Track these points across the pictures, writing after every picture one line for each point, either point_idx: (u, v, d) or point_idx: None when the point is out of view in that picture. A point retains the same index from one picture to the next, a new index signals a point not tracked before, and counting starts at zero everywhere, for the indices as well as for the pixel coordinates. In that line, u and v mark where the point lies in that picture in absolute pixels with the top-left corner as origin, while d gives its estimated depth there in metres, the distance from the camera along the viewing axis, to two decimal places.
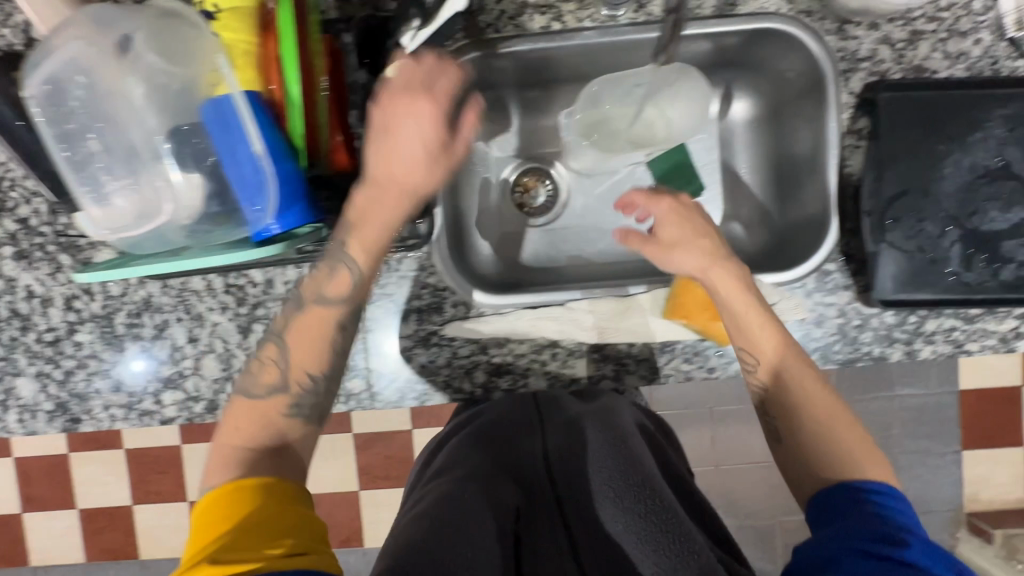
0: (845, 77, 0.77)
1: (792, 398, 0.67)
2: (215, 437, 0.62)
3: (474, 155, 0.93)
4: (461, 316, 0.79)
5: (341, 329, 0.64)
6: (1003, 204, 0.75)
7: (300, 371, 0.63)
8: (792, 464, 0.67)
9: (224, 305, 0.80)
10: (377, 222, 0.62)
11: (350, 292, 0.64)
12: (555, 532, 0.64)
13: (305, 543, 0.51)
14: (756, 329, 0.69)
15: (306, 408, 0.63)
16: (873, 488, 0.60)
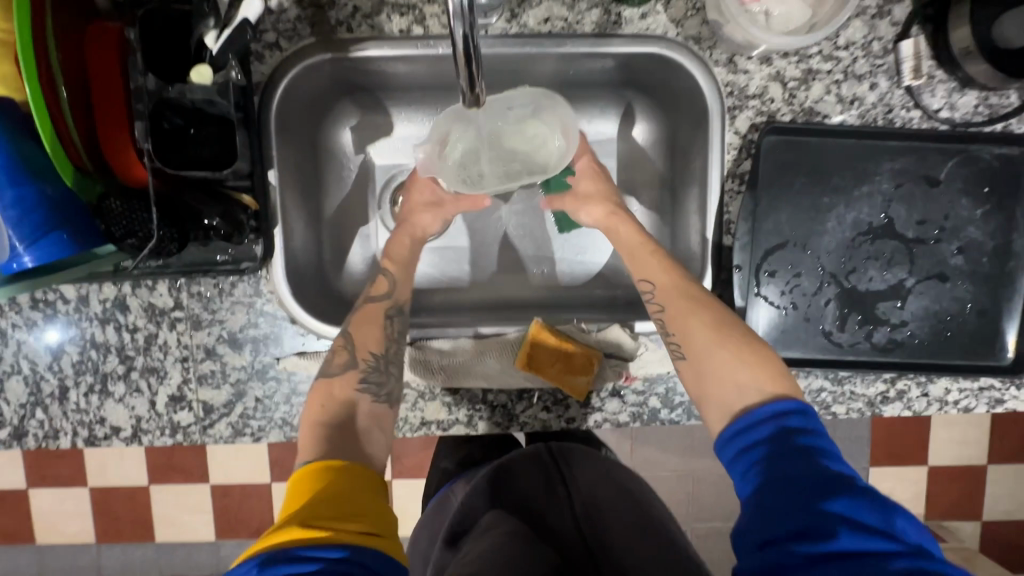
0: (732, 115, 0.70)
1: (705, 338, 0.61)
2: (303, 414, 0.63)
3: (338, 161, 0.84)
4: (300, 350, 0.72)
5: (363, 385, 0.65)
6: (883, 264, 0.72)
7: (348, 385, 0.64)
8: (702, 387, 0.60)
9: (32, 322, 0.71)
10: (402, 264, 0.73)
11: (372, 345, 0.67)
12: None
13: (378, 525, 0.53)
14: (695, 296, 0.63)
15: (375, 386, 0.65)
16: (790, 413, 0.54)
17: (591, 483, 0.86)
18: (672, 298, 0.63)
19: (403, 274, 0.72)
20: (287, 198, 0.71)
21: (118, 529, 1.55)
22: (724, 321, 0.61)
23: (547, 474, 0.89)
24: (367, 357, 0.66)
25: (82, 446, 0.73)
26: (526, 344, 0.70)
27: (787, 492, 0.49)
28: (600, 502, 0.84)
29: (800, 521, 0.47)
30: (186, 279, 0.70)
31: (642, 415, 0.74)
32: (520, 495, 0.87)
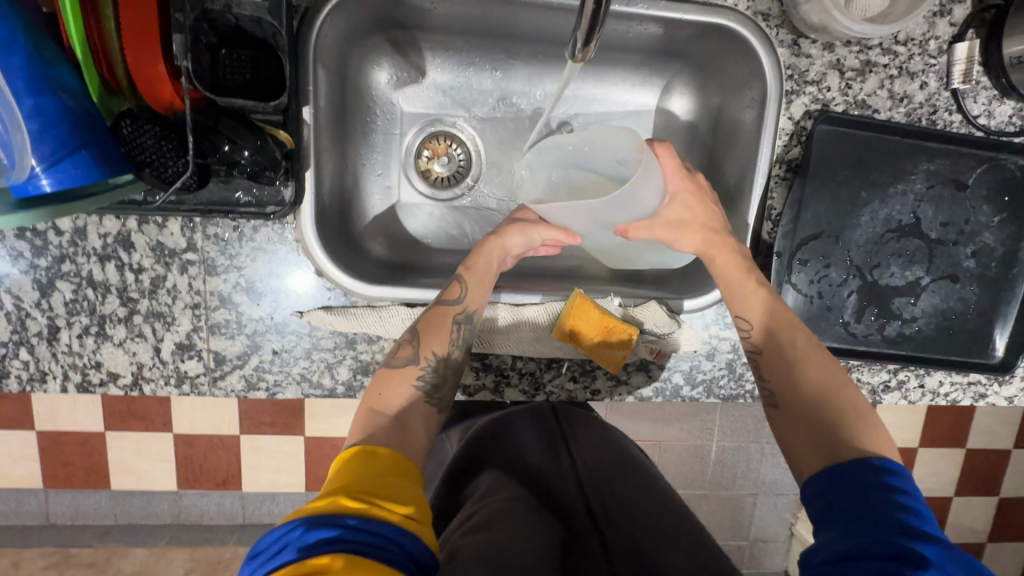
0: (788, 99, 0.70)
1: (800, 377, 0.62)
2: (360, 399, 0.63)
3: (365, 102, 0.78)
4: (325, 303, 0.68)
5: (421, 385, 0.64)
6: (904, 261, 0.75)
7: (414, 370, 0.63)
8: (790, 428, 0.60)
9: (17, 253, 0.63)
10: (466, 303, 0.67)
11: (437, 347, 0.64)
12: (594, 547, 0.70)
13: (417, 509, 0.52)
14: (798, 343, 0.64)
15: (432, 381, 0.64)
16: (890, 468, 0.52)
17: (592, 450, 0.88)
18: (770, 336, 0.65)
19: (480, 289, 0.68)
20: (319, 139, 0.66)
21: (70, 475, 1.47)
22: (834, 370, 0.62)
23: (549, 435, 0.90)
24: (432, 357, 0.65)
25: (73, 392, 0.66)
26: (571, 315, 0.68)
27: (875, 522, 0.48)
28: (601, 465, 0.85)
29: (888, 545, 0.45)
30: (201, 219, 0.64)
31: (665, 391, 0.75)
32: (520, 448, 0.87)
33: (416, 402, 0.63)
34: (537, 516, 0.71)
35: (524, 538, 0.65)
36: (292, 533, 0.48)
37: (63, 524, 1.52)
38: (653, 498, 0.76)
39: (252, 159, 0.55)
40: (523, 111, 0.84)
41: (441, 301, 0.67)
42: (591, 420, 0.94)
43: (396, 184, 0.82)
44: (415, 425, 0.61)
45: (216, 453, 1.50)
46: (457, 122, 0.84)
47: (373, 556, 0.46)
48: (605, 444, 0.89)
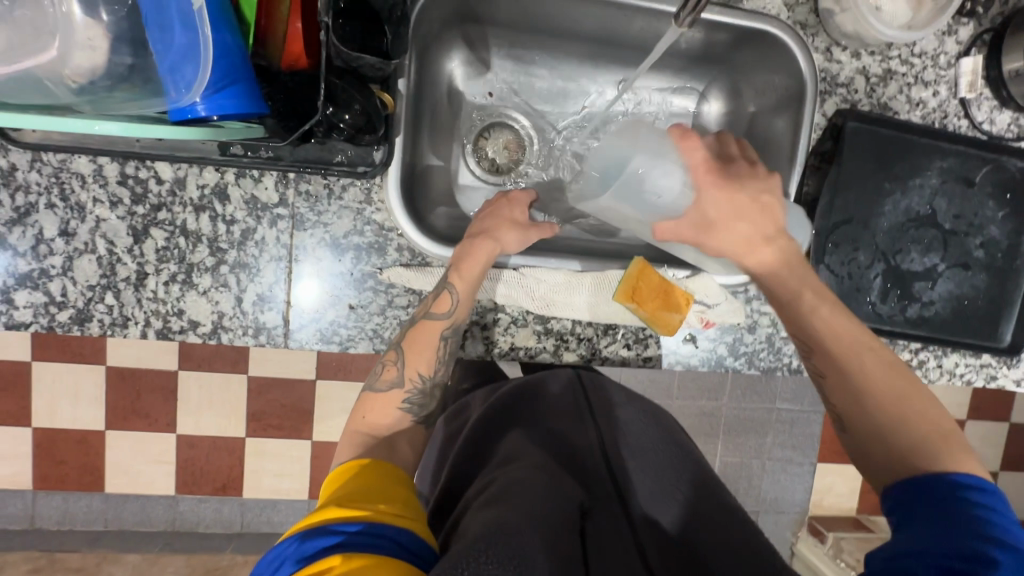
0: (822, 98, 0.79)
1: (873, 404, 0.65)
2: (347, 418, 0.69)
3: (436, 88, 0.85)
4: (403, 262, 0.72)
5: (406, 405, 0.69)
6: (923, 248, 0.83)
7: (411, 370, 0.69)
8: (862, 444, 0.65)
9: (116, 199, 0.66)
10: (436, 323, 0.69)
11: (419, 367, 0.69)
12: (615, 519, 0.65)
13: (414, 510, 0.55)
14: (868, 364, 0.67)
15: (416, 406, 0.69)
16: (968, 484, 0.56)
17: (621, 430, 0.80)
18: (830, 359, 0.68)
19: (468, 293, 0.69)
20: (407, 108, 0.72)
21: (64, 475, 1.51)
22: (907, 393, 0.65)
23: (577, 410, 0.82)
24: (415, 379, 0.69)
25: (153, 338, 0.68)
26: (626, 287, 0.74)
27: (941, 528, 0.52)
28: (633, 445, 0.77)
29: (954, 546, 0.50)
30: (295, 174, 0.68)
31: (710, 360, 0.80)
32: (548, 422, 0.80)
33: (406, 423, 0.69)
34: (557, 480, 0.65)
35: (542, 506, 0.58)
36: (289, 547, 0.51)
37: (50, 528, 1.54)
38: (685, 486, 0.72)
39: (353, 120, 0.63)
40: (574, 107, 0.92)
41: (429, 315, 0.69)
42: (622, 398, 0.87)
43: (457, 166, 0.88)
44: (401, 444, 0.67)
45: (206, 454, 1.55)
46: (514, 114, 0.91)
47: (377, 554, 0.48)
48: (638, 425, 0.82)
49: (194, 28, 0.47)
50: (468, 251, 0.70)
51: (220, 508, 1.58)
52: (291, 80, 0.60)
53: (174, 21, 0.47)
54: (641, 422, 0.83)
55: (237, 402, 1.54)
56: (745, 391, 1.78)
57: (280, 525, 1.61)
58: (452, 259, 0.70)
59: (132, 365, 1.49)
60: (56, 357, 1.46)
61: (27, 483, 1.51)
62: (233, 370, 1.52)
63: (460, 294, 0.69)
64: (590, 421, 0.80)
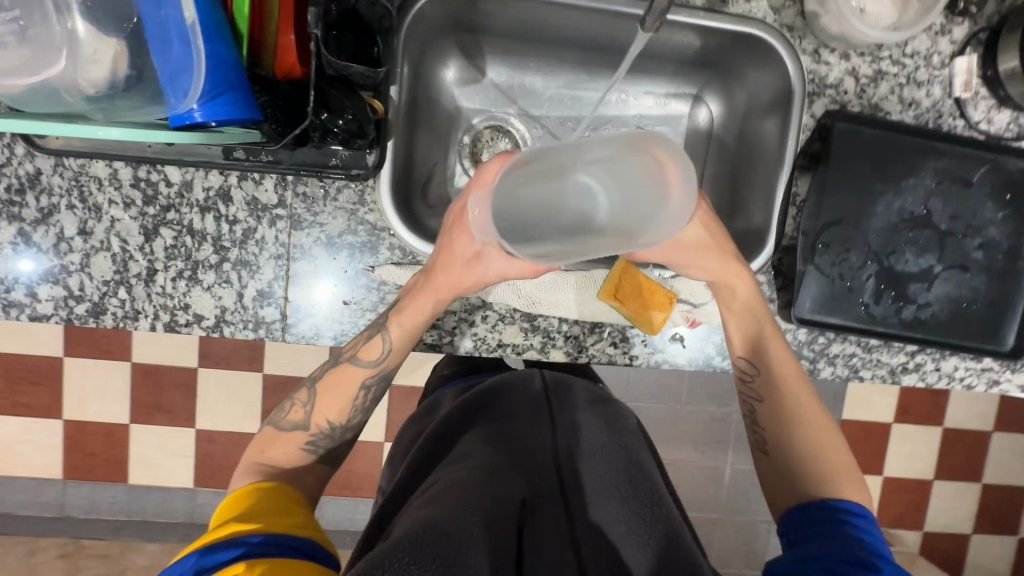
0: (810, 100, 0.80)
1: (798, 444, 0.73)
2: (255, 438, 0.74)
3: (433, 94, 0.89)
4: (395, 260, 0.75)
5: (309, 446, 0.72)
6: (918, 249, 0.82)
7: (320, 416, 0.72)
8: (782, 471, 0.73)
9: (130, 201, 0.71)
10: (349, 376, 0.72)
11: (328, 413, 0.72)
12: (554, 520, 0.69)
13: (308, 521, 0.63)
14: (800, 399, 0.74)
15: (320, 448, 0.73)
16: (851, 510, 0.67)
17: (581, 428, 0.84)
18: (769, 388, 0.75)
19: (399, 343, 0.71)
20: (398, 114, 0.75)
21: (91, 467, 1.59)
22: (829, 433, 0.74)
23: (538, 409, 0.86)
24: (320, 424, 0.72)
25: (161, 330, 0.73)
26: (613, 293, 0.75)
27: (839, 540, 0.63)
28: (587, 445, 0.81)
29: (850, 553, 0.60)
30: (293, 177, 0.72)
31: (698, 360, 0.81)
32: (507, 421, 0.85)
33: (309, 462, 0.73)
34: (497, 482, 0.69)
35: (471, 514, 0.61)
36: (190, 563, 0.56)
37: (77, 517, 1.62)
38: (628, 486, 0.74)
39: (345, 126, 0.67)
40: (569, 112, 0.94)
41: (354, 360, 0.72)
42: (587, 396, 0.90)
43: (452, 169, 0.92)
44: (304, 478, 0.72)
45: (223, 449, 1.61)
46: (509, 118, 0.94)
47: (276, 558, 0.55)
48: (597, 421, 0.85)
49: (189, 43, 0.52)
50: (409, 299, 0.71)
51: None
52: (289, 90, 0.64)
53: (173, 37, 0.51)
54: (600, 415, 0.86)
55: (253, 400, 1.60)
56: None
57: None
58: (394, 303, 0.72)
59: (154, 362, 1.56)
60: (85, 354, 1.54)
61: (57, 473, 1.60)
62: (249, 369, 1.58)
63: (392, 343, 0.71)
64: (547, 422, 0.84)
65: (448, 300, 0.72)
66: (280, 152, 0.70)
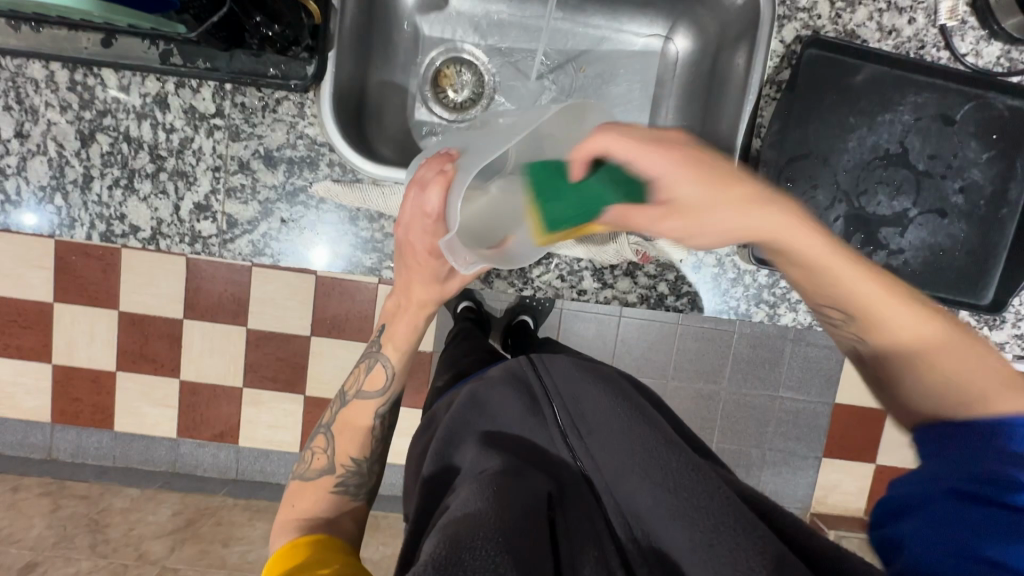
0: (781, 24, 0.75)
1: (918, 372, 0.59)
2: (280, 507, 0.77)
3: (392, 17, 0.86)
4: (335, 177, 0.73)
5: (339, 488, 0.78)
6: (891, 191, 0.77)
7: (344, 456, 0.79)
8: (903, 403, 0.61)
9: (66, 104, 0.70)
10: (359, 411, 0.80)
11: (351, 451, 0.79)
12: (590, 524, 0.57)
13: (354, 564, 0.66)
14: (924, 331, 0.59)
15: (352, 486, 0.78)
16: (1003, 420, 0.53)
17: (577, 393, 0.68)
18: (874, 330, 0.61)
19: (399, 365, 0.81)
20: (345, 26, 0.72)
21: (78, 412, 1.61)
22: (966, 342, 0.58)
23: (524, 387, 0.72)
24: (346, 463, 0.78)
25: (97, 240, 0.72)
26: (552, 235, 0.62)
27: (967, 454, 0.53)
28: (587, 410, 0.66)
29: (981, 469, 0.51)
30: (232, 86, 0.70)
31: (649, 299, 0.78)
32: (500, 414, 0.70)
33: (342, 502, 0.77)
34: (518, 489, 0.56)
35: (496, 533, 0.49)
36: None
37: (65, 460, 1.64)
38: (652, 461, 0.57)
39: (281, 32, 0.66)
40: (534, 44, 0.90)
41: (360, 396, 0.80)
42: (578, 357, 0.75)
43: (410, 98, 0.90)
44: (344, 520, 0.76)
45: (206, 401, 1.62)
46: (471, 49, 0.91)
47: None
48: (587, 377, 0.69)
49: None
50: (393, 323, 0.80)
51: (217, 453, 1.65)
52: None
53: None
54: (598, 373, 0.70)
55: (235, 352, 1.60)
56: (744, 375, 1.69)
57: (272, 474, 1.66)
58: (381, 332, 0.81)
59: (138, 310, 1.57)
60: (73, 299, 1.55)
61: (44, 416, 1.62)
62: (232, 320, 1.58)
63: (392, 366, 0.80)
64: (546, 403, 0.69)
65: (429, 312, 0.77)
66: (217, 57, 0.68)
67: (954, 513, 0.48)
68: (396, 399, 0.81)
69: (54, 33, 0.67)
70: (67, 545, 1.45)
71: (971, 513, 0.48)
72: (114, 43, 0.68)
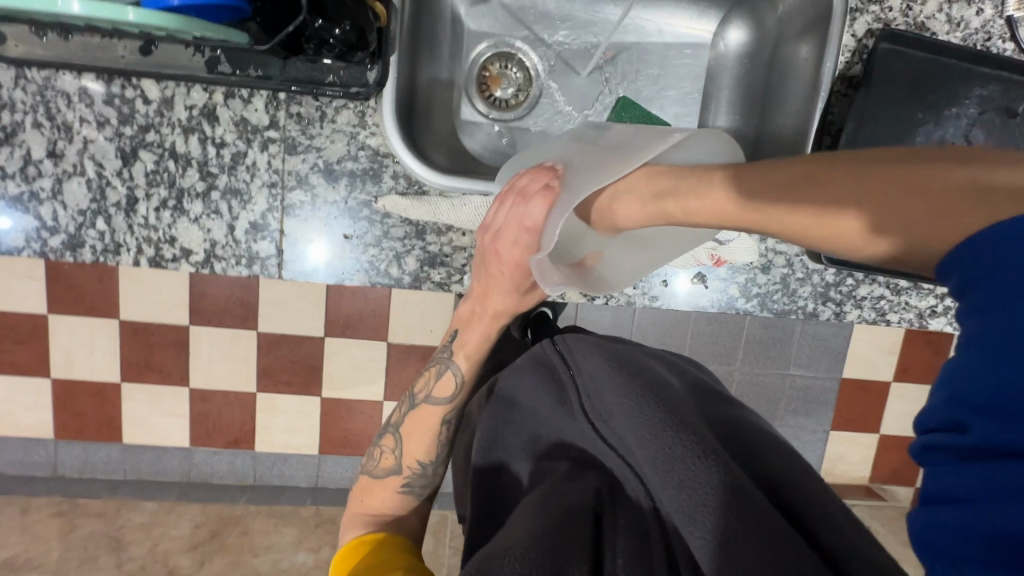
0: (852, 17, 0.74)
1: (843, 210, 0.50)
2: (346, 503, 0.73)
3: (438, 13, 0.81)
4: (399, 191, 0.69)
5: (406, 489, 0.71)
6: None
7: (411, 459, 0.70)
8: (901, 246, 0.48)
9: (104, 119, 0.64)
10: (428, 416, 0.71)
11: (419, 455, 0.70)
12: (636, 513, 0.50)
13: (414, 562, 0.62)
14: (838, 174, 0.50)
15: (418, 487, 0.71)
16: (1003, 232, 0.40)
17: (595, 372, 0.62)
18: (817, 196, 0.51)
19: (471, 373, 0.71)
20: (402, 28, 0.68)
21: (83, 426, 1.49)
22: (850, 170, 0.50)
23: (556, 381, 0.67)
24: (413, 466, 0.70)
25: (145, 266, 0.67)
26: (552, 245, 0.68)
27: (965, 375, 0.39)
28: (604, 390, 0.59)
29: (947, 410, 0.39)
30: (286, 95, 0.65)
31: (721, 301, 0.77)
32: (538, 418, 0.66)
33: (407, 503, 0.71)
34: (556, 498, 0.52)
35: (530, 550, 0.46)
36: None
37: (72, 477, 1.52)
38: (667, 432, 0.49)
39: (343, 37, 0.60)
40: (585, 38, 0.87)
41: (431, 400, 0.71)
42: (598, 335, 0.69)
43: (457, 98, 0.85)
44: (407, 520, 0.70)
45: (215, 409, 1.51)
46: (516, 44, 0.87)
47: None
48: (602, 355, 0.63)
49: None
50: (466, 327, 0.71)
51: (231, 464, 1.55)
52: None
53: None
54: (617, 353, 0.63)
55: (247, 357, 1.48)
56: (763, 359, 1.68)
57: (292, 478, 1.58)
58: (453, 335, 0.72)
59: (137, 318, 1.43)
60: (71, 310, 1.41)
61: (38, 437, 1.49)
62: (241, 326, 1.46)
63: (463, 373, 0.71)
64: (571, 389, 0.63)
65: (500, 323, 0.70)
66: (270, 64, 0.63)
67: (935, 476, 0.39)
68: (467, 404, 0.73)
69: (86, 41, 0.61)
70: (92, 566, 1.40)
71: (943, 473, 0.38)
72: (153, 51, 0.62)
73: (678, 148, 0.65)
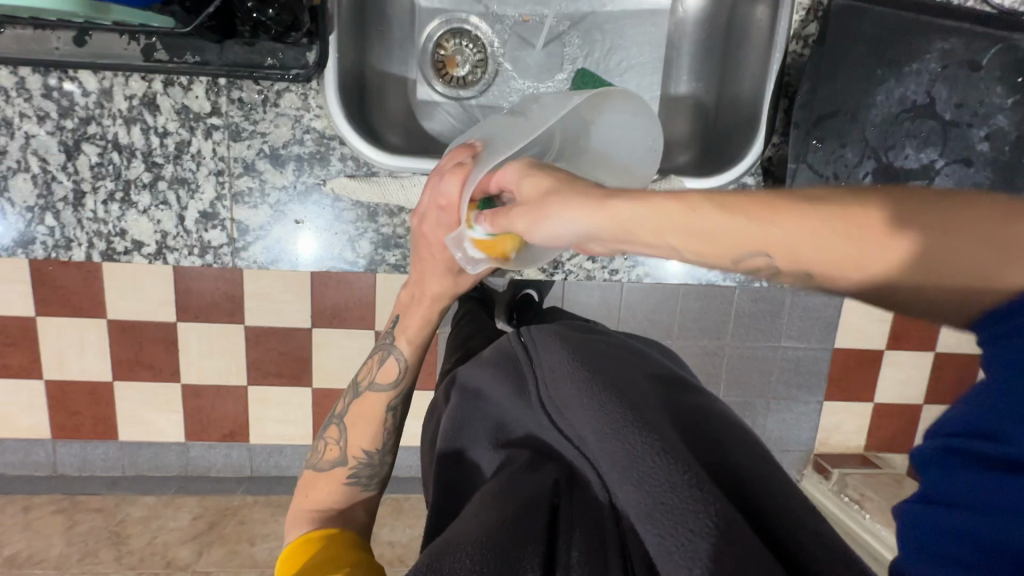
0: None
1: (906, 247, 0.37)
2: (292, 500, 0.72)
3: None
4: (348, 173, 0.68)
5: (351, 479, 0.70)
6: (919, 143, 0.72)
7: (356, 448, 0.71)
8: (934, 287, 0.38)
9: (44, 113, 0.63)
10: (371, 405, 0.72)
11: (364, 444, 0.71)
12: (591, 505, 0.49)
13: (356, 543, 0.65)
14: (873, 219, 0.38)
15: (364, 477, 0.71)
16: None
17: (556, 365, 0.61)
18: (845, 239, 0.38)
19: (414, 356, 0.73)
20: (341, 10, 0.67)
21: (79, 425, 1.49)
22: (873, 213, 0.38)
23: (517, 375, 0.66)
24: (359, 455, 0.71)
25: (97, 260, 0.67)
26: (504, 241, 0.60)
27: None
28: (564, 383, 0.58)
29: None
30: (226, 81, 0.64)
31: (681, 272, 0.77)
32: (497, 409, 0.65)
33: (354, 494, 0.71)
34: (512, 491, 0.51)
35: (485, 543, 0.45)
36: None
37: (72, 475, 1.53)
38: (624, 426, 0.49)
39: (276, 16, 0.60)
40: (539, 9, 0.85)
41: (374, 387, 0.72)
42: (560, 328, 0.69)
43: (413, 77, 0.84)
44: (354, 511, 0.70)
45: (206, 403, 1.51)
46: (468, 18, 0.84)
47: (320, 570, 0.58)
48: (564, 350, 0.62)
49: None
50: (408, 311, 0.72)
51: (226, 456, 1.56)
52: None
53: None
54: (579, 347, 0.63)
55: (235, 350, 1.49)
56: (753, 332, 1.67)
57: (287, 469, 1.58)
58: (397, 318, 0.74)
59: (123, 315, 1.44)
60: (56, 310, 1.42)
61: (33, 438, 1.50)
62: (227, 319, 1.46)
63: (406, 358, 0.72)
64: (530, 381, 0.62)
65: (443, 307, 0.72)
66: (207, 50, 0.62)
67: None
68: (413, 389, 0.74)
69: (19, 34, 0.60)
70: (92, 562, 1.41)
71: None
72: (87, 40, 0.61)
73: (595, 126, 0.68)
